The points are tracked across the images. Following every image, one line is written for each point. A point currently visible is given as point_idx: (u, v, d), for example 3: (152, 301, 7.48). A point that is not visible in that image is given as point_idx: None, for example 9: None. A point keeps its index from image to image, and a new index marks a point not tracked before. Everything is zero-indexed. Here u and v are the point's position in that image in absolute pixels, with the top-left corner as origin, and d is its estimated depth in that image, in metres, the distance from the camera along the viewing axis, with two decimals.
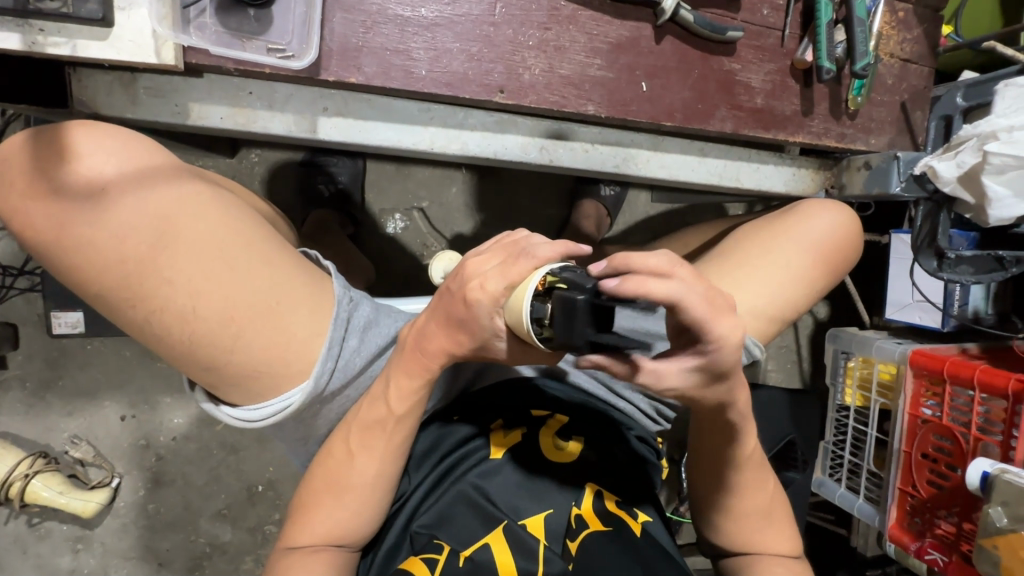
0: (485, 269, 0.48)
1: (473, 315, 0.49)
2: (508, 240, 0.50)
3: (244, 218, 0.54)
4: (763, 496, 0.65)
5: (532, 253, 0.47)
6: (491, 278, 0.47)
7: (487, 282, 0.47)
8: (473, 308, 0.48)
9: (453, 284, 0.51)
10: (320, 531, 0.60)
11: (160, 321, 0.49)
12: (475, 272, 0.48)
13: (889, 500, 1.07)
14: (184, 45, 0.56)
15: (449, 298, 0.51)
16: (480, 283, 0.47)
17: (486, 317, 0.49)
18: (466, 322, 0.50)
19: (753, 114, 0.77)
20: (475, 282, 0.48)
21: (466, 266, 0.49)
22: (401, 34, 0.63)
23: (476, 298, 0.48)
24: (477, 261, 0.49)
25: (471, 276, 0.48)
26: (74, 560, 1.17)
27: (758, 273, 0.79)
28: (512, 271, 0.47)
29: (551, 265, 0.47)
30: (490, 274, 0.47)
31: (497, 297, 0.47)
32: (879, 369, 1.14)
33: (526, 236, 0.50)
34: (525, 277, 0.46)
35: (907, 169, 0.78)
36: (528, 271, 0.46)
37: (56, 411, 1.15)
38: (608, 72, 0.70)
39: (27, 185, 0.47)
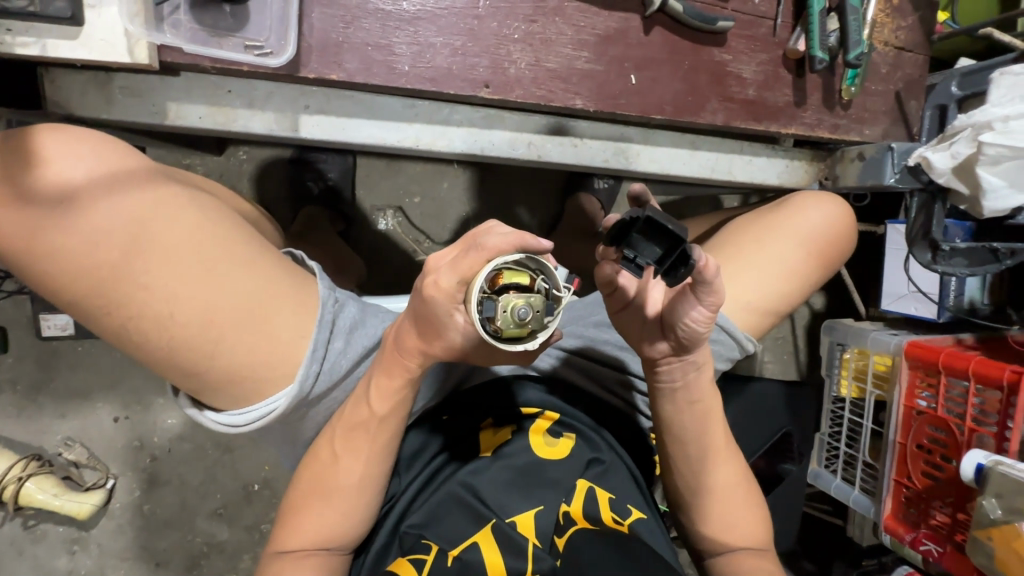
0: (441, 265, 0.48)
1: (432, 311, 0.49)
2: (468, 232, 0.49)
3: (223, 220, 0.53)
4: (738, 484, 0.67)
5: (481, 245, 0.46)
6: (443, 274, 0.47)
7: (440, 279, 0.47)
8: (430, 305, 0.48)
9: (418, 282, 0.50)
10: (308, 534, 0.59)
11: (138, 328, 0.49)
12: (433, 268, 0.48)
13: (884, 491, 1.07)
14: (157, 43, 0.54)
15: (416, 298, 0.51)
16: (435, 279, 0.47)
17: (445, 314, 0.49)
18: (430, 321, 0.50)
19: (745, 106, 0.76)
20: (429, 278, 0.48)
21: (426, 262, 0.49)
22: (382, 28, 0.61)
23: (431, 294, 0.48)
24: (437, 257, 0.49)
25: (428, 272, 0.48)
26: (71, 561, 1.17)
27: (749, 266, 0.78)
28: (464, 265, 0.46)
29: (503, 259, 0.46)
30: (443, 270, 0.47)
31: (452, 293, 0.47)
32: (874, 360, 1.13)
33: (488, 225, 0.49)
34: (476, 273, 0.46)
35: (901, 160, 0.77)
36: (479, 266, 0.46)
37: (49, 413, 1.14)
38: (596, 65, 0.69)
39: None
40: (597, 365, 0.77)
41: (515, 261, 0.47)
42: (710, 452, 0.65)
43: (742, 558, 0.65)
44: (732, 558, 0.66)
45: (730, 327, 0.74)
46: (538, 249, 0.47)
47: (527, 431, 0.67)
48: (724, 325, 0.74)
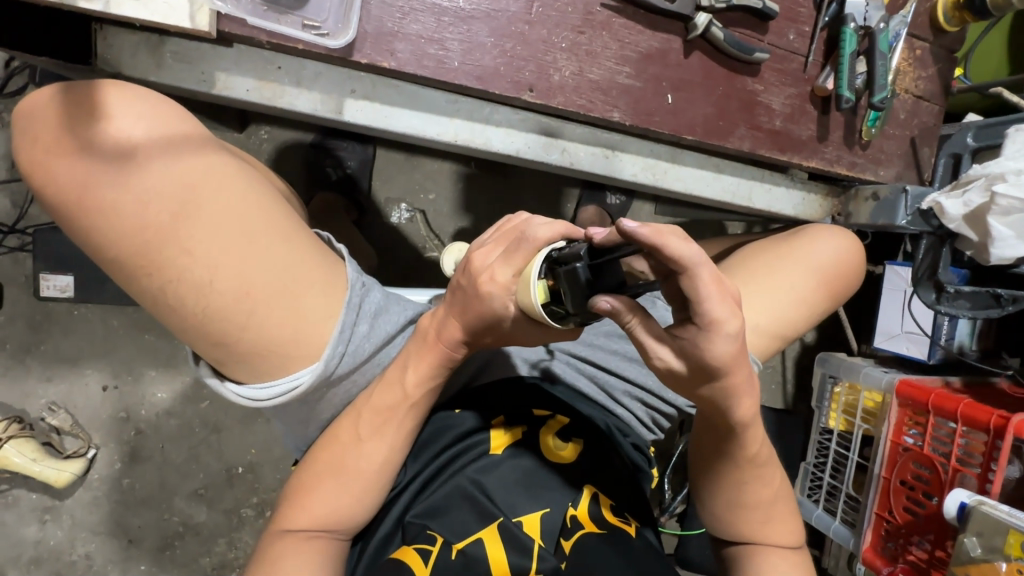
0: (491, 261, 0.51)
1: (488, 307, 0.52)
2: (511, 228, 0.52)
3: (266, 193, 0.53)
4: (757, 503, 0.64)
5: (531, 236, 0.48)
6: (498, 268, 0.50)
7: (496, 273, 0.50)
8: (487, 300, 0.51)
9: (463, 281, 0.53)
10: (317, 517, 0.58)
11: (177, 292, 0.48)
12: (483, 266, 0.51)
13: (865, 523, 1.11)
14: (218, 11, 0.54)
15: (463, 295, 0.54)
16: (489, 275, 0.51)
17: (501, 307, 0.51)
18: (483, 313, 0.53)
19: (771, 136, 0.79)
20: (484, 275, 0.51)
21: (472, 260, 0.52)
22: (436, 23, 0.63)
23: (488, 290, 0.51)
24: (482, 254, 0.52)
25: (480, 271, 0.51)
26: (41, 531, 1.13)
27: (765, 292, 0.81)
28: (517, 257, 0.49)
29: (554, 244, 0.48)
30: (496, 265, 0.50)
31: (508, 286, 0.50)
32: (864, 396, 1.17)
33: (524, 220, 0.53)
34: (528, 261, 0.49)
35: (915, 203, 0.80)
36: (531, 256, 0.48)
37: (35, 375, 1.12)
38: (635, 81, 0.71)
39: (57, 142, 0.46)
40: (607, 374, 0.78)
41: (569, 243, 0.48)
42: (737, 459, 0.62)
43: (763, 551, 0.65)
44: (756, 550, 0.65)
45: None
46: (568, 235, 0.48)
47: (538, 431, 0.68)
48: None
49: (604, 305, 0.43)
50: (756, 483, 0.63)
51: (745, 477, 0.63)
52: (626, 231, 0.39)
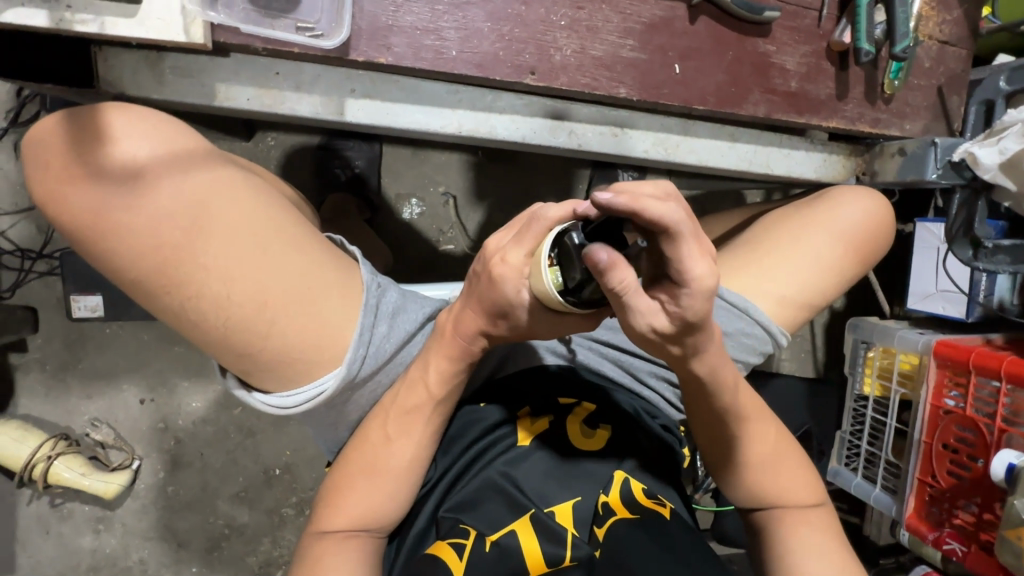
0: (503, 245, 0.51)
1: (500, 291, 0.51)
2: (522, 210, 0.52)
3: (275, 203, 0.53)
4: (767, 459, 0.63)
5: (542, 216, 0.47)
6: (510, 250, 0.49)
7: (508, 254, 0.49)
8: (498, 283, 0.50)
9: (479, 267, 0.53)
10: (353, 518, 0.59)
11: (196, 308, 0.49)
12: (496, 249, 0.51)
13: (907, 489, 1.08)
14: (213, 22, 0.54)
15: (478, 282, 0.53)
16: (501, 257, 0.50)
17: (513, 292, 0.50)
18: (496, 301, 0.51)
19: (786, 98, 0.75)
20: (496, 257, 0.50)
21: (487, 245, 0.52)
22: (431, 13, 0.61)
23: (500, 273, 0.50)
24: (497, 238, 0.52)
25: (493, 253, 0.51)
26: (96, 540, 1.18)
27: (789, 260, 0.80)
28: (528, 238, 0.49)
29: (563, 224, 0.46)
30: (508, 247, 0.49)
31: (520, 267, 0.49)
32: (899, 359, 1.13)
33: (538, 203, 0.52)
34: (540, 240, 0.48)
35: (945, 156, 0.76)
36: (542, 235, 0.48)
37: (76, 393, 1.16)
38: (640, 53, 0.68)
39: (67, 170, 0.47)
40: (631, 356, 0.77)
41: (584, 221, 0.45)
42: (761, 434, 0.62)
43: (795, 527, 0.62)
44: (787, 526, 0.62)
45: (762, 318, 0.78)
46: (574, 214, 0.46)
47: (564, 419, 0.68)
48: (758, 318, 0.78)
49: (601, 253, 0.40)
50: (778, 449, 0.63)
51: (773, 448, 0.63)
52: (602, 201, 0.40)
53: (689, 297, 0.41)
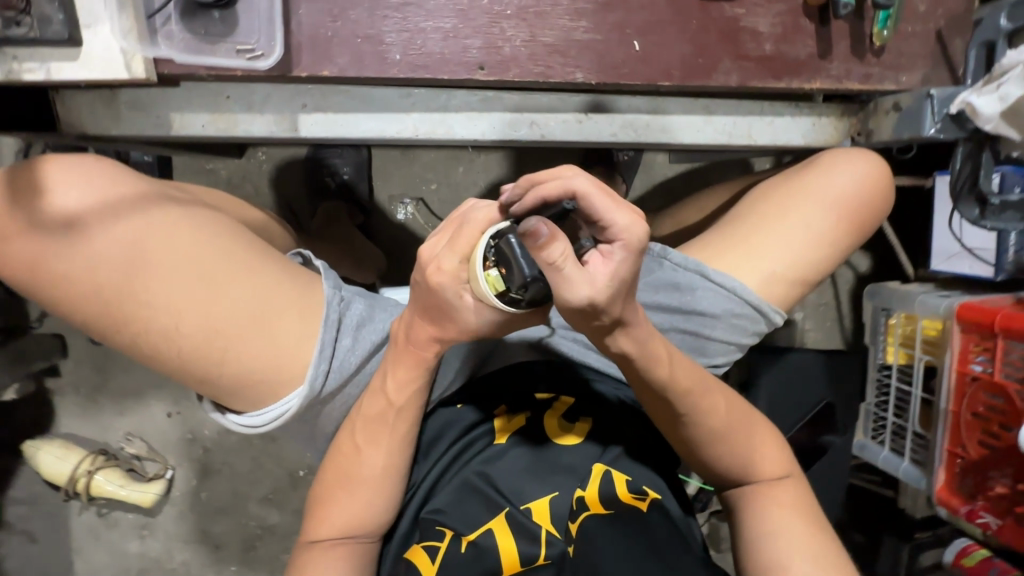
0: (437, 252, 0.49)
1: (442, 298, 0.49)
2: (456, 213, 0.51)
3: (218, 231, 0.54)
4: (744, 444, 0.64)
5: (474, 220, 0.47)
6: (444, 258, 0.48)
7: (442, 262, 0.48)
8: (439, 292, 0.49)
9: (418, 275, 0.51)
10: (338, 525, 0.61)
11: (150, 343, 0.52)
12: (430, 257, 0.49)
13: (936, 462, 1.02)
14: (153, 57, 0.54)
15: (419, 290, 0.52)
16: (437, 265, 0.48)
17: (455, 297, 0.49)
18: (444, 308, 0.51)
19: (762, 63, 0.71)
20: (431, 266, 0.48)
21: (422, 253, 0.50)
22: (371, 19, 0.60)
23: (437, 281, 0.48)
24: (431, 245, 0.50)
25: (428, 261, 0.49)
26: (142, 545, 1.27)
27: (776, 236, 0.76)
28: (463, 241, 0.47)
29: (497, 226, 0.46)
30: (442, 254, 0.48)
31: (457, 273, 0.48)
32: (923, 325, 1.06)
33: (472, 205, 0.50)
34: (476, 244, 0.47)
35: (942, 108, 0.70)
36: (476, 239, 0.47)
37: (109, 411, 1.23)
38: (595, 34, 0.66)
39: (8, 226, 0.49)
40: None
41: (517, 220, 0.45)
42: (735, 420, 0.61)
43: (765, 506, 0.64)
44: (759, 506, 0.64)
45: (750, 298, 0.75)
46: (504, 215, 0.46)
47: (541, 415, 0.69)
48: (748, 299, 0.75)
49: (543, 227, 0.38)
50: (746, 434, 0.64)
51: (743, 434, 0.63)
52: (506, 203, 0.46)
53: (622, 250, 0.42)
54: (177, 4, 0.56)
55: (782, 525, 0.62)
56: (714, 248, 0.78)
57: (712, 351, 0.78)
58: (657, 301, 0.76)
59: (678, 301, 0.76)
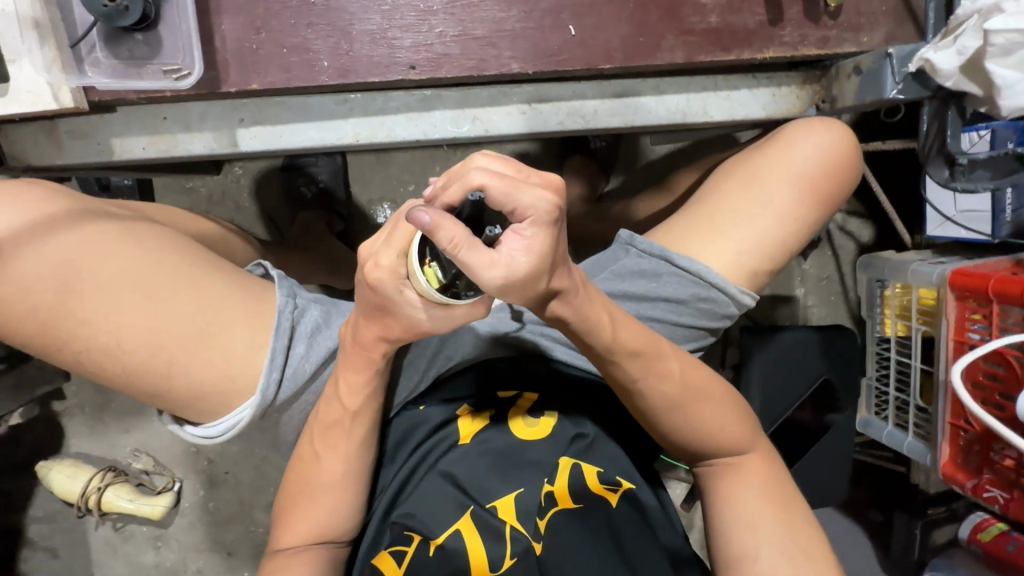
0: (375, 248, 0.48)
1: (384, 294, 0.48)
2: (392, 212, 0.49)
3: (156, 245, 0.55)
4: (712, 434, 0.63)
5: (409, 212, 0.46)
6: (381, 253, 0.46)
7: (380, 258, 0.46)
8: (381, 289, 0.48)
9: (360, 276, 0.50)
10: (303, 532, 0.62)
11: (91, 359, 0.52)
12: (369, 254, 0.48)
13: (941, 435, 0.98)
14: (80, 86, 0.57)
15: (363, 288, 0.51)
16: (374, 261, 0.47)
17: (396, 292, 0.48)
18: (385, 307, 0.50)
19: (707, 36, 0.68)
20: (369, 263, 0.47)
21: (361, 252, 0.49)
22: (295, 28, 0.60)
23: (377, 278, 0.47)
24: (369, 244, 0.49)
25: (367, 259, 0.48)
26: (157, 556, 1.31)
27: (743, 213, 0.73)
28: (398, 237, 0.46)
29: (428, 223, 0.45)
30: (380, 249, 0.46)
31: (395, 268, 0.46)
32: (918, 294, 1.02)
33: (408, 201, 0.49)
34: (411, 239, 0.46)
35: (902, 67, 0.67)
36: (412, 231, 0.46)
37: (115, 429, 1.28)
38: (527, 22, 0.64)
39: None
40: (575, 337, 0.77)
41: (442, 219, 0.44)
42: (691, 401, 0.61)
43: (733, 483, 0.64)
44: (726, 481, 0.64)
45: (713, 278, 0.72)
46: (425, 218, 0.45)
47: (506, 415, 0.66)
48: (712, 280, 0.72)
49: (422, 215, 0.38)
50: (714, 414, 0.63)
51: (710, 411, 0.62)
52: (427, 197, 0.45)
53: (531, 226, 0.41)
54: (100, 31, 0.56)
55: (754, 516, 0.62)
56: (678, 232, 0.75)
57: (683, 336, 0.76)
58: (622, 288, 0.73)
59: (643, 288, 0.73)
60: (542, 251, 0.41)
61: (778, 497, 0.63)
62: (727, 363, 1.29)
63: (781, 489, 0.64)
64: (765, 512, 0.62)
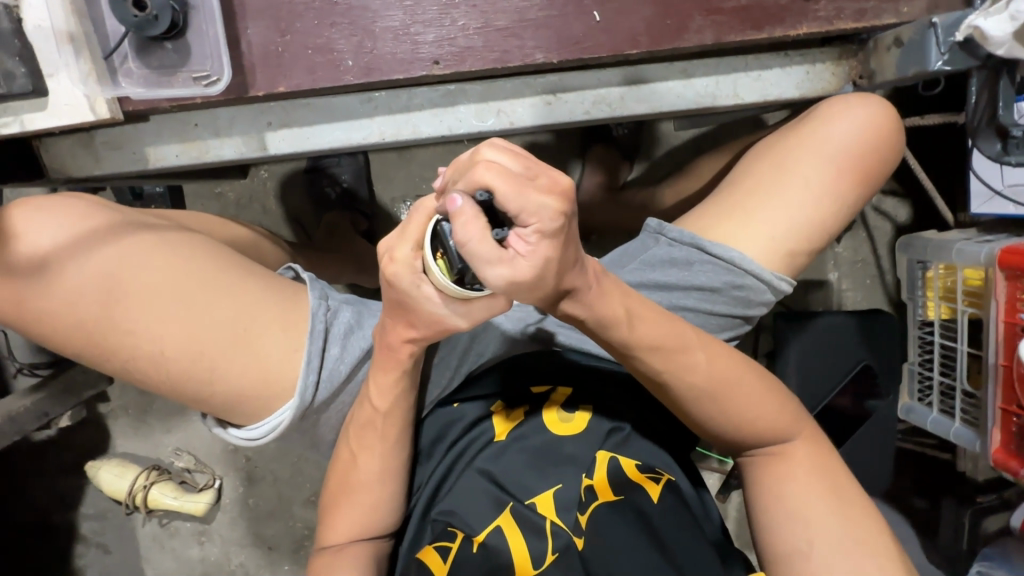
0: (389, 241, 0.47)
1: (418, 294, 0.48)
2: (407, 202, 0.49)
3: (192, 254, 0.56)
4: (750, 425, 0.61)
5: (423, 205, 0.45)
6: (396, 246, 0.46)
7: (394, 252, 0.46)
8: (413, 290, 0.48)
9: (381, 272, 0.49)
10: (346, 529, 0.63)
11: (137, 366, 0.54)
12: (383, 249, 0.47)
13: (991, 421, 0.94)
14: (115, 96, 0.58)
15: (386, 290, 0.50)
16: (390, 256, 0.46)
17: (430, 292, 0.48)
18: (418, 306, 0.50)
19: (737, 14, 0.65)
20: (385, 257, 0.47)
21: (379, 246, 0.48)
22: (318, 28, 0.60)
23: (393, 273, 0.47)
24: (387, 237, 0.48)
25: (382, 253, 0.47)
26: (202, 550, 1.35)
27: (778, 197, 0.71)
28: (412, 229, 0.45)
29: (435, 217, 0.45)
30: (394, 241, 0.46)
31: (411, 262, 0.46)
32: (963, 275, 0.98)
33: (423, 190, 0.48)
34: (424, 229, 0.45)
35: (948, 36, 0.64)
36: (424, 223, 0.45)
37: (157, 429, 1.32)
38: (550, 11, 0.63)
39: None
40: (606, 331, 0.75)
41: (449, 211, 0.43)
42: (725, 391, 0.59)
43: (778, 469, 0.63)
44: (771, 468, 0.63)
45: (748, 266, 0.70)
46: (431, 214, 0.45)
47: (541, 410, 0.66)
48: (747, 267, 0.70)
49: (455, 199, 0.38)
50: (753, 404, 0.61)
51: (748, 399, 0.61)
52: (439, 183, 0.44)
53: (536, 234, 0.39)
54: (132, 41, 0.57)
55: (803, 509, 0.60)
56: (709, 220, 0.73)
57: (718, 326, 0.74)
58: (653, 278, 0.72)
59: (675, 277, 0.72)
60: (547, 257, 0.40)
61: (829, 488, 0.61)
62: (760, 351, 1.26)
63: (832, 479, 0.62)
64: (814, 499, 0.60)
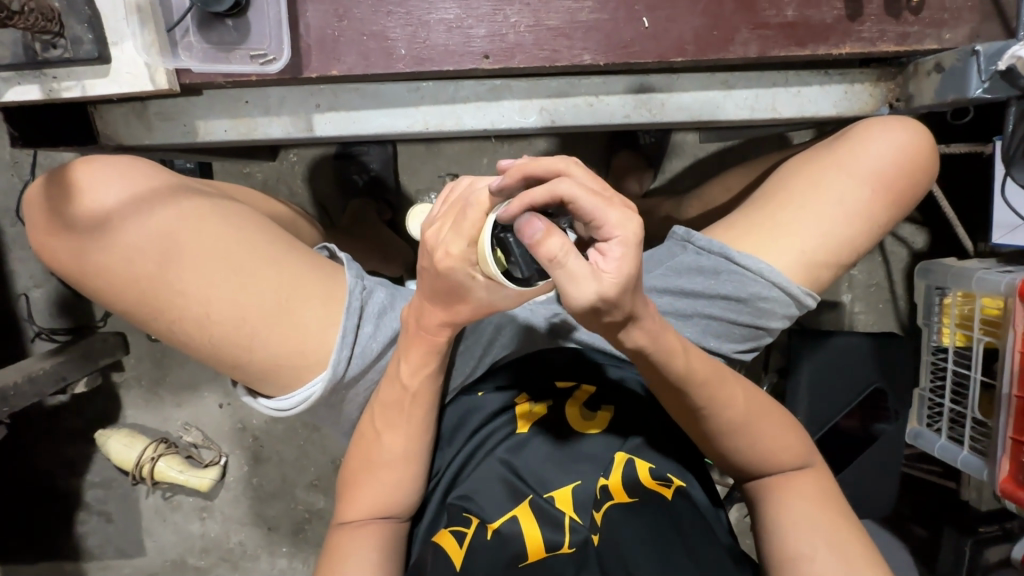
0: (442, 236, 0.48)
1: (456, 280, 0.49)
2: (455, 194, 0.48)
3: (243, 224, 0.57)
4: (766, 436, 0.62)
5: (478, 200, 0.45)
6: (451, 243, 0.47)
7: (450, 247, 0.47)
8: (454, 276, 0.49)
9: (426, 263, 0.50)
10: (365, 507, 0.63)
11: (183, 328, 0.55)
12: (435, 243, 0.48)
13: (1000, 450, 0.94)
14: (173, 67, 0.59)
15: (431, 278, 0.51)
16: (444, 251, 0.48)
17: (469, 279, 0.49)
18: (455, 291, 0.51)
19: (783, 30, 0.66)
20: (438, 252, 0.48)
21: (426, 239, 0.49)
22: (374, 16, 0.61)
23: (446, 266, 0.48)
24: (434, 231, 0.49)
25: (433, 247, 0.48)
26: (203, 526, 1.36)
27: (811, 213, 0.72)
28: (467, 226, 0.46)
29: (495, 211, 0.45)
30: (449, 239, 0.47)
31: (465, 256, 0.47)
32: (981, 303, 0.98)
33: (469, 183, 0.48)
34: (480, 227, 0.45)
35: (990, 65, 0.64)
36: (481, 221, 0.45)
37: (168, 402, 1.33)
38: (601, 14, 0.64)
39: (50, 224, 0.54)
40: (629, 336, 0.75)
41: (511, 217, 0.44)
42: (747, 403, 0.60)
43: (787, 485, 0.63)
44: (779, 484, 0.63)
45: (777, 279, 0.71)
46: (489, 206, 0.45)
47: (564, 402, 0.68)
48: (775, 280, 0.71)
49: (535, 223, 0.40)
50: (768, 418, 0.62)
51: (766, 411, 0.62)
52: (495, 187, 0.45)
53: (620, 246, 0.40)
54: (194, 16, 0.59)
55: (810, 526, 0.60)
56: (738, 229, 0.74)
57: (740, 336, 0.75)
58: (679, 285, 0.74)
59: (702, 285, 0.73)
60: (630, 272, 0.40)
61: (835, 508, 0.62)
62: (770, 367, 1.27)
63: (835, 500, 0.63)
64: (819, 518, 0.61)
